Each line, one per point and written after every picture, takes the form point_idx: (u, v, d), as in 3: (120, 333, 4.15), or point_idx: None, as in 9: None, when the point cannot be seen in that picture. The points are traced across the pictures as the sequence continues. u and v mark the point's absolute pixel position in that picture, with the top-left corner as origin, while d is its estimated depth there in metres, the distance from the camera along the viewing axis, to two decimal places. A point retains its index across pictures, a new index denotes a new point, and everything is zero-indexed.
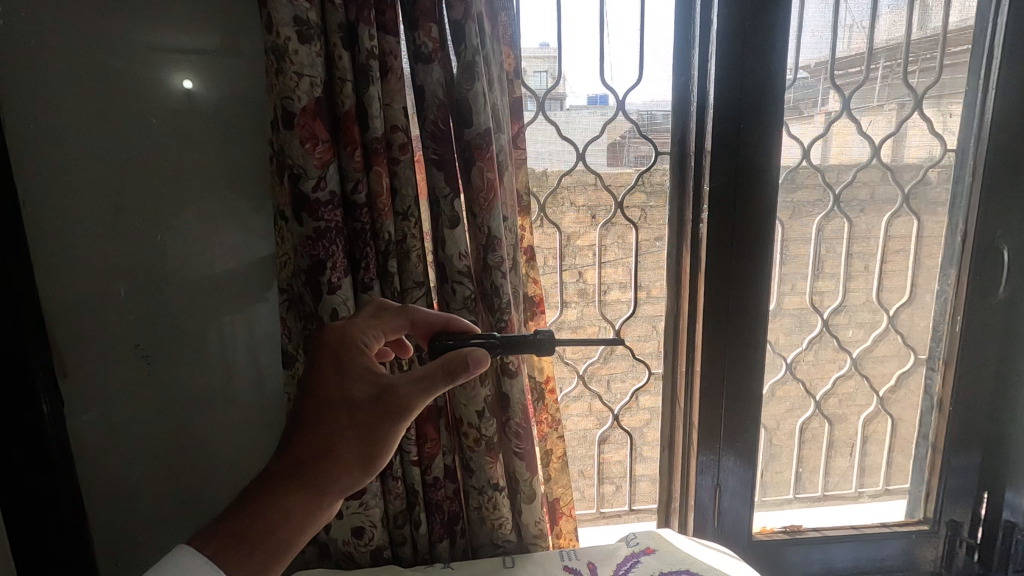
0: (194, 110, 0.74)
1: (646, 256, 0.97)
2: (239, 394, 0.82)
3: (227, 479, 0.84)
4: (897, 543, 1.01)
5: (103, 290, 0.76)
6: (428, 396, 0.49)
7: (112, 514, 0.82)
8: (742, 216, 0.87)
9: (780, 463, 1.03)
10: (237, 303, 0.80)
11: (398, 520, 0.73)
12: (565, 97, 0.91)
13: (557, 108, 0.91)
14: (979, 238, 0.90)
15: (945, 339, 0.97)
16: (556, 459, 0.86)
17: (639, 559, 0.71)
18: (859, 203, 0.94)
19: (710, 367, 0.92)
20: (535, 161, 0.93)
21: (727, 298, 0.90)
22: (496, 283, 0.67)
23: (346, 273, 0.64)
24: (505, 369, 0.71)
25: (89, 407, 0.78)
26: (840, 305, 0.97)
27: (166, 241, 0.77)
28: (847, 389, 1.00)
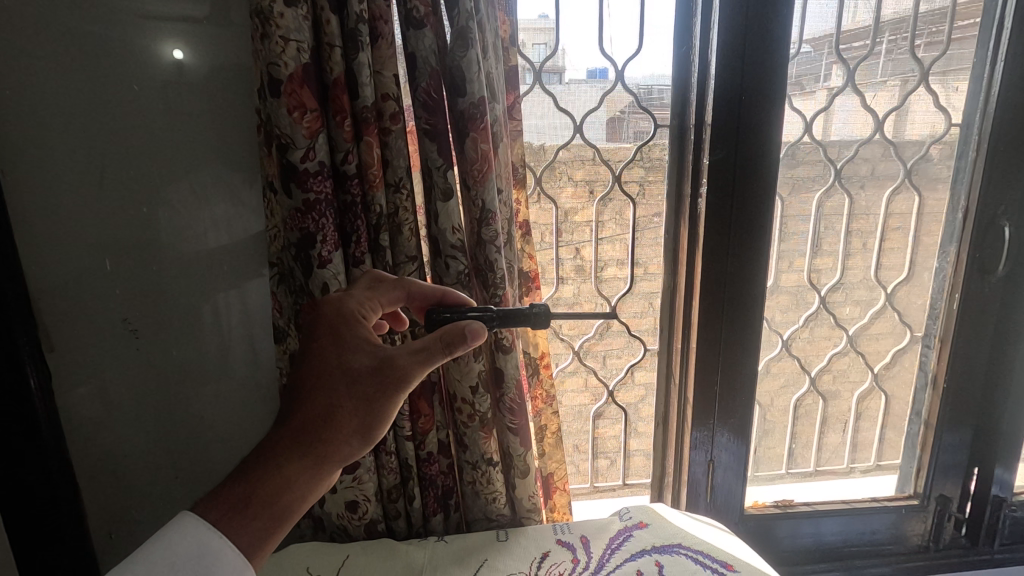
0: (175, 68, 0.71)
1: (643, 232, 0.96)
2: (231, 370, 0.81)
3: (222, 452, 0.84)
4: (886, 517, 1.03)
5: (91, 265, 0.75)
6: (426, 366, 0.49)
7: (108, 488, 0.82)
8: (742, 190, 0.86)
9: (773, 439, 1.04)
10: (228, 277, 0.78)
11: (392, 494, 0.73)
12: (563, 70, 0.88)
13: (557, 82, 0.89)
14: (980, 215, 0.89)
15: (941, 317, 0.96)
16: (550, 435, 0.86)
17: (631, 534, 0.71)
18: (860, 179, 0.92)
19: (706, 343, 0.91)
20: (531, 135, 0.90)
21: (725, 274, 0.89)
22: (490, 258, 0.66)
23: (337, 247, 0.63)
24: (499, 345, 0.70)
25: (82, 382, 0.78)
26: (838, 280, 0.96)
27: (155, 215, 0.75)
28: (842, 366, 1.00)
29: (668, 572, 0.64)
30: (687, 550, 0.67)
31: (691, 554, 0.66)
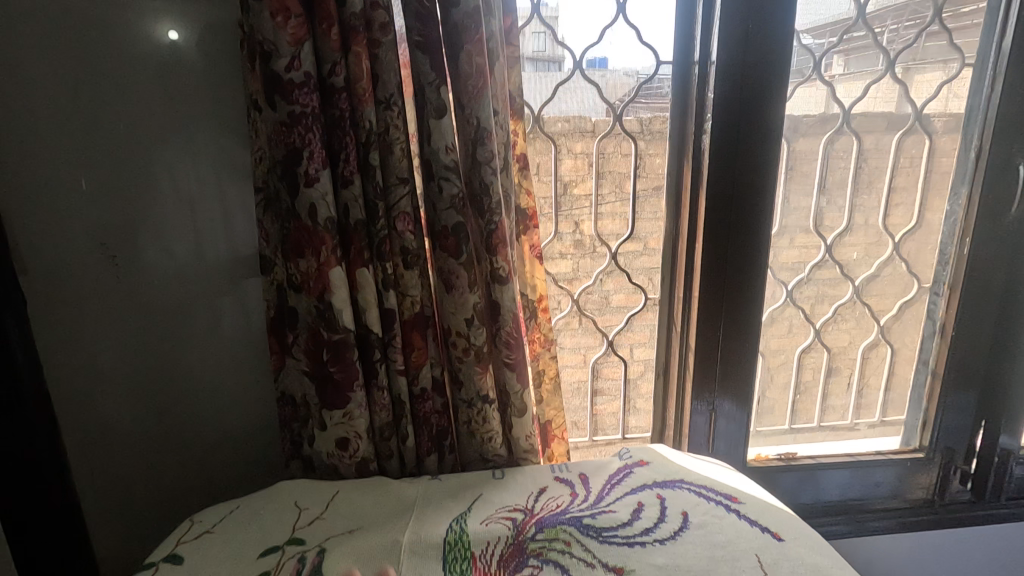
0: (159, 36, 0.69)
1: (644, 176, 0.91)
2: (215, 312, 0.78)
3: (206, 402, 0.80)
4: (889, 469, 1.01)
5: (67, 199, 0.71)
6: None
7: (88, 436, 0.79)
8: (748, 127, 0.82)
9: (776, 394, 1.01)
10: (210, 213, 0.75)
11: (384, 432, 0.71)
12: (564, 60, 0.85)
13: (557, 70, 0.85)
14: (995, 154, 0.86)
15: (951, 264, 0.93)
16: (548, 380, 0.83)
17: (631, 471, 0.68)
18: (872, 122, 0.88)
19: (710, 290, 0.88)
20: (527, 88, 0.85)
21: (730, 216, 0.85)
22: (486, 180, 0.64)
23: (325, 166, 0.60)
24: (496, 276, 0.67)
25: (60, 323, 0.74)
26: (846, 227, 0.92)
27: (133, 145, 0.71)
28: (850, 319, 0.97)
29: (671, 502, 0.61)
30: (690, 484, 0.65)
31: (694, 487, 0.64)
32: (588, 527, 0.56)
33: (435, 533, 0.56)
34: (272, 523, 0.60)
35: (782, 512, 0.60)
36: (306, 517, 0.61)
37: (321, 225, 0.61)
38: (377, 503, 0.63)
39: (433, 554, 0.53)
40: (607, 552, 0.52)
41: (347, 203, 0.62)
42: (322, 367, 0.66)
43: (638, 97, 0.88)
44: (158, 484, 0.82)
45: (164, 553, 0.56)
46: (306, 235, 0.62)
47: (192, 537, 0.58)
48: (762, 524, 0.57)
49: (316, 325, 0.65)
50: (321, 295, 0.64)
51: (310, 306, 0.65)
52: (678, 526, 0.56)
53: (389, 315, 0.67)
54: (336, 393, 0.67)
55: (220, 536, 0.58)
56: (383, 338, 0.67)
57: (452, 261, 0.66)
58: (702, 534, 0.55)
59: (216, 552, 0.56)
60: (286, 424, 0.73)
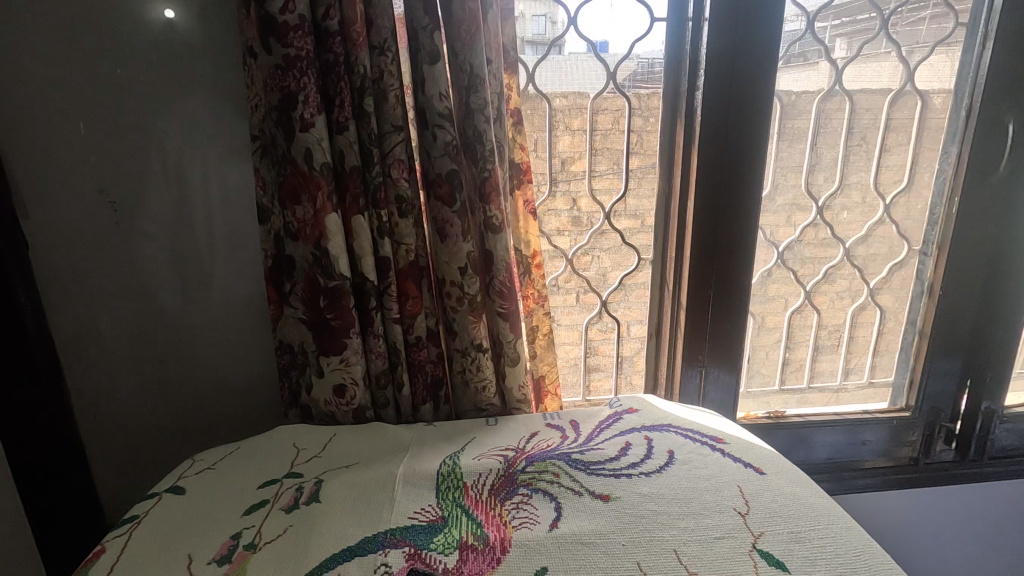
0: (154, 15, 0.70)
1: (638, 136, 0.91)
2: (215, 265, 0.79)
3: (207, 352, 0.82)
4: (877, 428, 1.03)
5: (66, 151, 0.72)
6: None
7: (92, 386, 0.81)
8: (741, 85, 0.82)
9: (767, 355, 1.02)
10: (207, 163, 0.76)
11: (381, 380, 0.72)
12: (563, 44, 0.85)
13: (555, 53, 0.85)
14: (985, 113, 0.87)
15: (940, 223, 0.95)
16: (542, 336, 0.81)
17: (621, 417, 0.69)
18: (864, 83, 0.89)
19: (702, 247, 0.89)
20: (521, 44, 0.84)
21: (722, 174, 0.86)
22: (479, 129, 0.65)
23: (320, 110, 0.61)
24: (490, 225, 0.68)
25: (61, 276, 0.76)
26: (836, 189, 0.93)
27: (129, 93, 0.72)
28: (839, 279, 0.98)
29: (657, 443, 0.62)
30: (677, 428, 0.66)
31: (681, 430, 0.65)
32: (576, 462, 0.59)
33: (428, 467, 0.59)
34: (271, 460, 0.62)
35: (765, 451, 0.62)
36: (304, 454, 0.63)
37: (317, 170, 0.62)
38: (372, 443, 0.65)
39: (428, 483, 0.56)
40: (594, 482, 0.55)
41: (343, 149, 0.63)
42: (319, 314, 0.67)
43: (637, 76, 0.88)
44: (161, 433, 0.84)
45: (167, 485, 0.58)
46: (302, 181, 0.63)
47: (194, 472, 0.60)
48: (745, 460, 0.59)
49: (313, 272, 0.66)
50: (318, 241, 0.65)
51: (307, 253, 0.66)
52: (663, 462, 0.59)
53: (384, 263, 0.68)
54: (333, 339, 0.68)
55: (221, 470, 0.60)
56: (379, 286, 0.68)
57: (447, 209, 0.67)
58: (686, 469, 0.57)
59: (218, 483, 0.58)
60: (284, 372, 0.75)
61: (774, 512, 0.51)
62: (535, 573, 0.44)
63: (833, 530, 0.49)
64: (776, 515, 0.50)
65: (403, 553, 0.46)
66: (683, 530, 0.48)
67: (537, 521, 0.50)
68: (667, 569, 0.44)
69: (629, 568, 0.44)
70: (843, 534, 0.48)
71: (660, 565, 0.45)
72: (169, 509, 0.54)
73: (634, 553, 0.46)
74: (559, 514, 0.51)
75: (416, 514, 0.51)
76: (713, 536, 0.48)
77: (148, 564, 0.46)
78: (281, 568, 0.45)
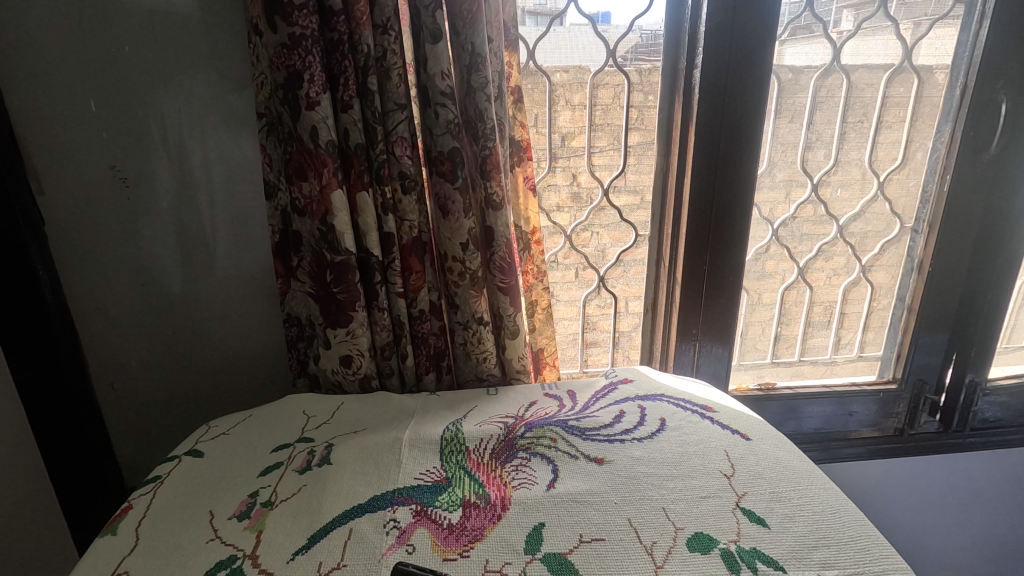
0: None
1: (637, 113, 0.92)
2: (222, 240, 0.81)
3: (217, 323, 0.85)
4: (864, 400, 1.06)
5: (77, 128, 0.74)
6: None
7: (107, 357, 0.84)
8: (739, 62, 0.83)
9: (760, 330, 1.05)
10: (213, 139, 0.77)
11: (386, 351, 0.75)
12: (564, 15, 0.85)
13: (557, 25, 0.86)
14: (980, 91, 0.88)
15: (932, 200, 0.97)
16: (541, 310, 0.84)
17: (616, 387, 0.72)
18: (862, 58, 0.89)
19: (697, 224, 0.91)
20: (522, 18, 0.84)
21: (718, 152, 0.87)
22: (480, 107, 0.66)
23: (325, 89, 0.62)
24: (490, 202, 0.70)
25: (74, 250, 0.78)
26: (832, 165, 0.95)
27: (135, 69, 0.73)
28: (832, 255, 1.01)
29: (650, 412, 0.66)
30: (670, 397, 0.69)
31: (673, 399, 0.69)
32: (572, 429, 0.62)
33: (432, 433, 0.62)
34: (283, 426, 0.65)
35: (752, 419, 0.65)
36: (314, 421, 0.66)
37: (323, 148, 0.64)
38: (379, 411, 0.68)
39: (432, 447, 0.59)
40: (589, 447, 0.59)
41: (347, 127, 0.65)
42: (326, 288, 0.70)
43: (639, 49, 0.88)
44: (174, 401, 0.88)
45: (186, 449, 0.61)
46: (308, 158, 0.64)
47: (211, 437, 0.64)
48: (732, 428, 0.62)
49: (320, 247, 0.68)
50: (324, 218, 0.67)
51: (313, 229, 0.68)
52: (654, 429, 0.62)
53: (388, 239, 0.70)
54: (339, 312, 0.70)
55: (235, 435, 0.64)
56: (383, 261, 0.71)
57: (449, 186, 0.69)
58: (677, 435, 0.60)
59: (234, 447, 0.61)
60: (292, 343, 0.78)
61: (757, 474, 0.54)
62: (532, 528, 0.47)
63: (811, 490, 0.52)
64: (759, 477, 0.54)
65: (410, 510, 0.50)
66: (671, 490, 0.52)
67: (535, 482, 0.53)
68: (655, 524, 0.48)
69: (620, 524, 0.48)
70: (821, 493, 0.52)
71: (649, 520, 0.48)
72: (188, 471, 0.57)
73: (625, 510, 0.49)
74: (555, 475, 0.54)
75: (421, 475, 0.54)
76: (699, 495, 0.51)
77: (174, 519, 0.50)
78: (297, 523, 0.49)
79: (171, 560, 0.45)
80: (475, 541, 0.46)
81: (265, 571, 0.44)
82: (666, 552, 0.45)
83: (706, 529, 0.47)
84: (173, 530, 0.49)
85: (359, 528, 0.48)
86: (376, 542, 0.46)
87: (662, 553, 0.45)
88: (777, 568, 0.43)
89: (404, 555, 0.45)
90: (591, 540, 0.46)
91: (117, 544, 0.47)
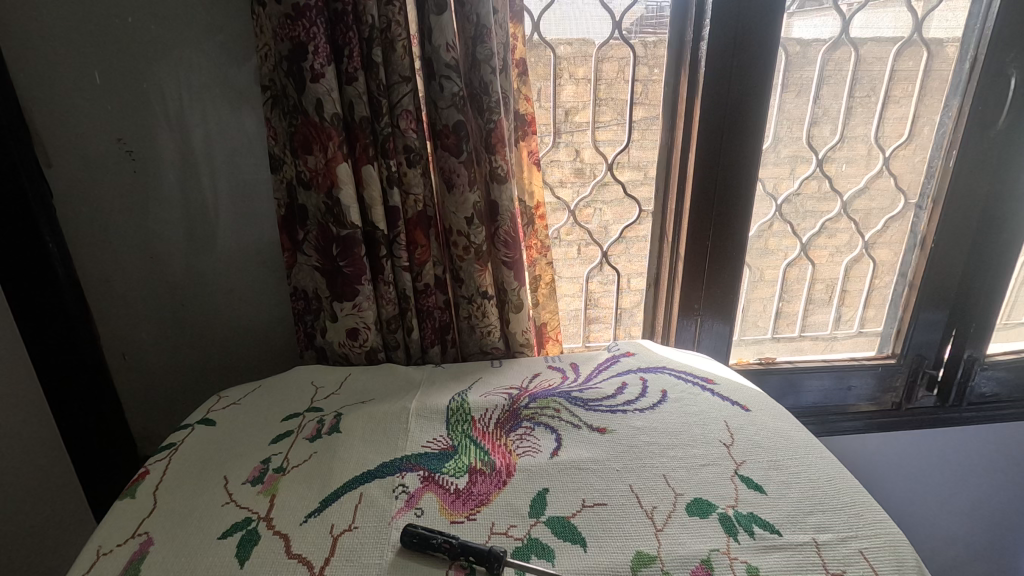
0: None
1: (642, 87, 0.91)
2: (226, 214, 0.82)
3: (224, 297, 0.86)
4: (864, 374, 1.07)
5: (80, 99, 0.73)
6: None
7: (118, 330, 0.85)
8: (746, 34, 0.82)
9: (761, 306, 1.06)
10: (216, 112, 0.77)
11: (392, 324, 0.75)
12: None
13: None
14: (990, 64, 0.87)
15: (937, 176, 0.97)
16: (544, 285, 0.84)
17: (618, 360, 0.73)
18: (872, 31, 0.88)
19: (701, 199, 0.91)
20: None
21: (724, 127, 0.86)
22: (485, 80, 0.66)
23: (329, 61, 0.62)
24: (495, 175, 0.70)
25: (82, 224, 0.79)
26: (838, 141, 0.94)
27: (137, 40, 0.72)
28: (836, 232, 1.01)
29: (652, 383, 0.67)
30: (671, 369, 0.70)
31: (675, 371, 0.70)
32: (575, 400, 0.64)
33: (438, 403, 0.63)
34: (292, 396, 0.67)
35: (752, 391, 0.66)
36: (322, 391, 0.67)
37: (328, 121, 0.64)
38: (386, 381, 0.69)
39: (439, 417, 0.60)
40: (592, 417, 0.60)
41: (352, 100, 0.65)
42: (332, 261, 0.71)
43: (644, 22, 0.87)
44: (184, 373, 0.89)
45: (199, 418, 0.63)
46: (313, 131, 0.64)
47: (222, 406, 0.65)
48: (732, 399, 0.64)
49: (326, 220, 0.69)
50: (330, 191, 0.67)
51: (319, 203, 0.68)
52: (656, 400, 0.63)
53: (394, 213, 0.70)
54: (345, 285, 0.71)
55: (246, 405, 0.65)
56: (388, 235, 0.71)
57: (453, 160, 0.69)
58: (678, 406, 0.62)
59: (245, 416, 0.63)
60: (299, 316, 0.79)
61: (756, 443, 0.55)
62: (537, 493, 0.49)
63: (809, 459, 0.53)
64: (757, 446, 0.55)
65: (418, 476, 0.51)
66: (672, 458, 0.53)
67: (539, 450, 0.55)
68: (656, 490, 0.49)
69: (622, 490, 0.49)
70: (817, 462, 0.53)
71: (650, 486, 0.50)
72: (202, 438, 0.59)
73: (626, 477, 0.51)
74: (559, 444, 0.56)
75: (429, 443, 0.56)
76: (699, 463, 0.52)
77: (190, 484, 0.52)
78: (310, 487, 0.50)
79: (189, 522, 0.47)
80: (482, 505, 0.48)
81: (279, 532, 0.45)
82: (666, 516, 0.46)
83: (705, 495, 0.49)
84: (189, 494, 0.50)
85: (369, 493, 0.49)
86: (386, 505, 0.48)
87: (662, 517, 0.46)
88: (774, 531, 0.45)
89: (413, 518, 0.46)
90: (594, 504, 0.48)
91: (137, 507, 0.49)
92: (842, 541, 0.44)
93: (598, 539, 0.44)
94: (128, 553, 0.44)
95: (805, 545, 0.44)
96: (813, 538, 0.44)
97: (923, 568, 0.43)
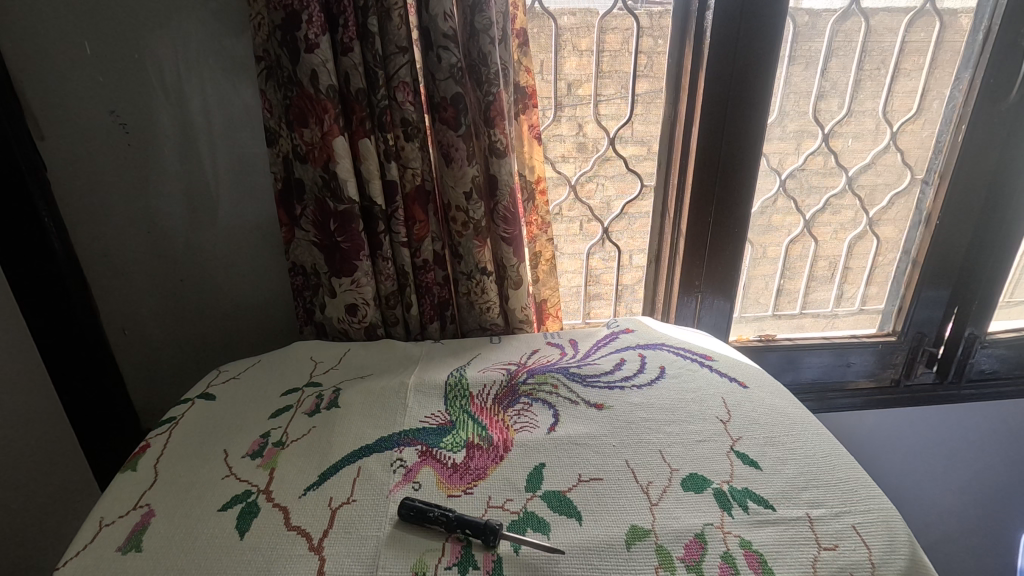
0: None
1: (645, 59, 0.89)
2: (222, 189, 0.81)
3: (222, 272, 0.86)
4: (863, 352, 1.08)
5: (70, 70, 0.72)
6: None
7: (117, 305, 0.85)
8: (753, 3, 0.79)
9: (762, 283, 1.06)
10: (210, 85, 0.75)
11: (391, 300, 0.75)
12: None
13: None
14: (1004, 36, 0.84)
15: (945, 151, 0.95)
16: (544, 261, 0.84)
17: (617, 336, 0.73)
18: (883, 1, 0.85)
19: (703, 175, 0.89)
20: None
21: (728, 101, 0.85)
22: (484, 50, 0.64)
23: (324, 31, 0.61)
24: (494, 149, 0.69)
25: (78, 200, 0.78)
26: (845, 115, 0.93)
27: (127, 10, 0.71)
28: (840, 208, 1.00)
29: (651, 360, 0.67)
30: (670, 346, 0.70)
31: (674, 349, 0.70)
32: (573, 376, 0.64)
33: (437, 378, 0.64)
34: (292, 371, 0.67)
35: (751, 368, 0.66)
36: (321, 366, 0.68)
37: (323, 93, 0.62)
38: (384, 357, 0.70)
39: (437, 392, 0.61)
40: (590, 393, 0.60)
41: (348, 72, 0.63)
42: (330, 236, 0.70)
43: None
44: (184, 348, 0.90)
45: (199, 392, 0.63)
46: (309, 104, 0.63)
47: (222, 381, 0.66)
48: (731, 376, 0.64)
49: (323, 195, 0.68)
50: (327, 164, 0.66)
51: (316, 176, 0.67)
52: (654, 376, 0.63)
53: (391, 187, 0.69)
54: (344, 261, 0.70)
55: (246, 380, 0.65)
56: (386, 210, 0.70)
57: (452, 134, 0.68)
58: (676, 382, 0.62)
59: (244, 390, 0.63)
60: (299, 292, 0.78)
61: (753, 420, 0.55)
62: (533, 468, 0.49)
63: (805, 435, 0.54)
64: (754, 423, 0.55)
65: (416, 450, 0.52)
66: (669, 434, 0.53)
67: (537, 426, 0.55)
68: (652, 465, 0.49)
69: (619, 465, 0.50)
70: (813, 438, 0.53)
71: (646, 462, 0.50)
72: (203, 413, 0.59)
73: (623, 452, 0.51)
74: (556, 420, 0.56)
75: (427, 418, 0.56)
76: (696, 439, 0.53)
77: (190, 458, 0.52)
78: (309, 461, 0.51)
79: (189, 494, 0.47)
80: (479, 479, 0.48)
81: (278, 504, 0.46)
82: (661, 491, 0.47)
83: (701, 470, 0.49)
84: (189, 467, 0.51)
85: (366, 466, 0.50)
86: (384, 479, 0.48)
87: (658, 492, 0.47)
88: (768, 506, 0.45)
89: (411, 491, 0.47)
90: (590, 479, 0.48)
91: (137, 479, 0.50)
92: (835, 516, 0.44)
93: (593, 513, 0.44)
94: (129, 525, 0.45)
95: (798, 520, 0.44)
96: (807, 513, 0.44)
97: (915, 543, 0.43)
